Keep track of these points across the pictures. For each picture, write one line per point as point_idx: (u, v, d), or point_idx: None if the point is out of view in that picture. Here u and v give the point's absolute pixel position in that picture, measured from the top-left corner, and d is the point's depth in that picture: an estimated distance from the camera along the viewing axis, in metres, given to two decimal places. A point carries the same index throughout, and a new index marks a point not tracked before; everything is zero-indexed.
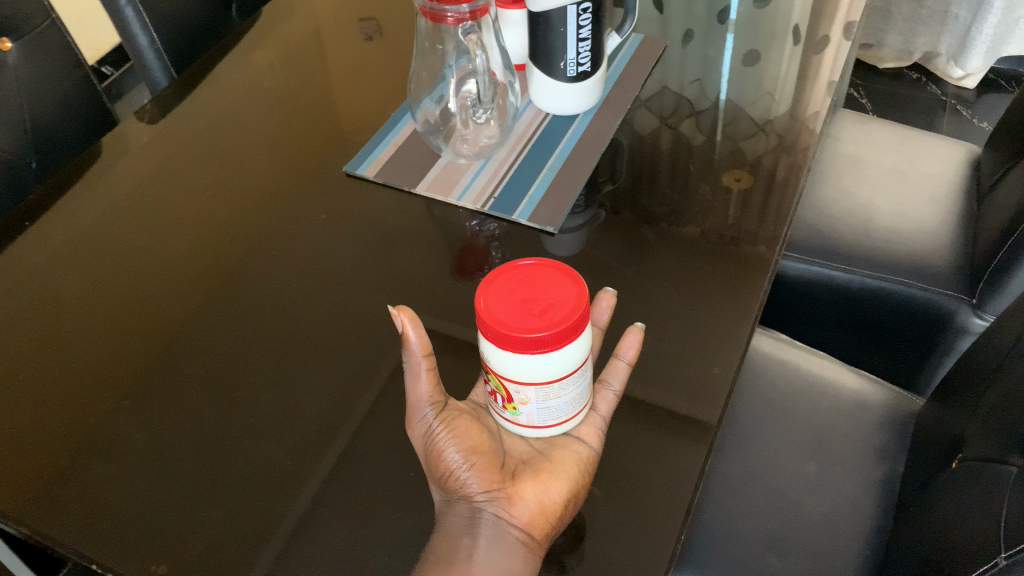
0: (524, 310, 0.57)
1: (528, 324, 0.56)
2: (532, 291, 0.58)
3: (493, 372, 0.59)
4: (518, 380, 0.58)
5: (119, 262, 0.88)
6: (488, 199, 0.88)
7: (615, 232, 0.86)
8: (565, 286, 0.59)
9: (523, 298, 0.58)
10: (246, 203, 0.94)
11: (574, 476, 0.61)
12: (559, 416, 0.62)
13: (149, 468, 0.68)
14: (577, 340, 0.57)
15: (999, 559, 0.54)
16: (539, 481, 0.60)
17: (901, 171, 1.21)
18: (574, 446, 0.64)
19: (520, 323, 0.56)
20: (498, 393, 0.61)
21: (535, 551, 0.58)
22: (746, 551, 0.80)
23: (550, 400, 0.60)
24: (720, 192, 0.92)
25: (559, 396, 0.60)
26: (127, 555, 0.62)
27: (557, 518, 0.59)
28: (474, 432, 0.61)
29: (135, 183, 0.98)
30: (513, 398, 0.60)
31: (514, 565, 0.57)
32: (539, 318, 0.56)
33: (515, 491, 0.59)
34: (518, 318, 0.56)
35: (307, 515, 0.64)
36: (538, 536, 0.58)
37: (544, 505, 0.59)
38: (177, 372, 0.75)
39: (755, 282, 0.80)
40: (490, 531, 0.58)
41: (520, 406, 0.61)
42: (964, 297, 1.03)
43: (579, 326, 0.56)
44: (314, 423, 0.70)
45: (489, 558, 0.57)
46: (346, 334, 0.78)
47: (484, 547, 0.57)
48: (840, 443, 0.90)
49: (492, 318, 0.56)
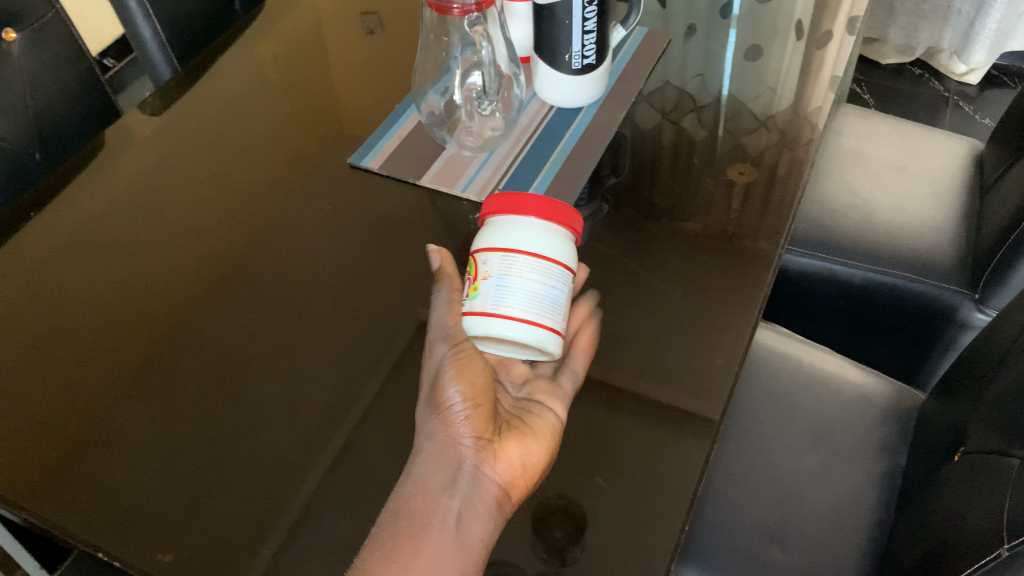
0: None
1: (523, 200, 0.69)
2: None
3: (475, 251, 0.68)
4: (493, 245, 0.66)
5: (122, 255, 0.88)
6: (492, 191, 0.88)
7: (616, 227, 0.87)
8: None
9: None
10: (249, 195, 0.94)
11: (551, 441, 0.65)
12: (513, 305, 0.64)
13: (153, 459, 0.68)
14: (558, 227, 0.67)
15: (1001, 550, 0.55)
16: (523, 442, 0.63)
17: (903, 166, 1.21)
18: (547, 413, 0.67)
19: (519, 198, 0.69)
20: (470, 281, 0.67)
21: (506, 508, 0.60)
22: (748, 543, 0.81)
23: (511, 277, 0.64)
24: (723, 186, 0.92)
25: (520, 277, 0.64)
26: (134, 543, 0.62)
27: (532, 482, 0.62)
28: (479, 375, 0.64)
29: (139, 175, 0.98)
30: (479, 275, 0.66)
31: (488, 521, 0.59)
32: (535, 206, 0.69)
33: (501, 446, 0.62)
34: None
35: (312, 505, 0.64)
36: (513, 496, 0.61)
37: (525, 466, 0.62)
38: (183, 362, 0.76)
39: (760, 277, 0.80)
40: (469, 487, 0.59)
41: (481, 285, 0.66)
42: (966, 292, 1.03)
43: (568, 217, 0.68)
44: (317, 415, 0.70)
45: (465, 512, 0.58)
46: (349, 327, 0.78)
47: (462, 502, 0.59)
48: (841, 436, 0.90)
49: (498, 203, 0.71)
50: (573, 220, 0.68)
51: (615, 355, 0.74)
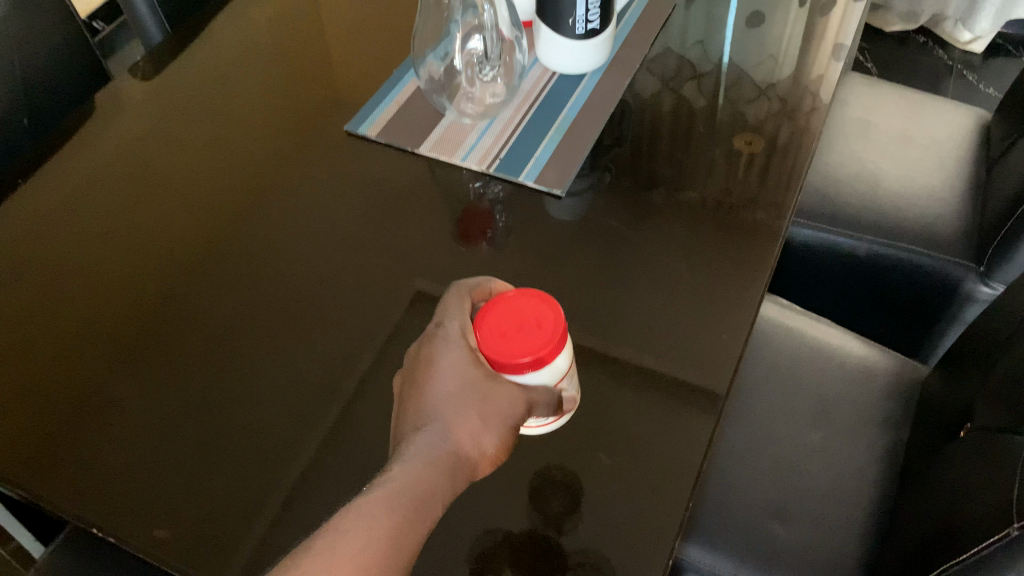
0: (516, 331, 0.56)
1: (540, 342, 0.56)
2: (504, 313, 0.57)
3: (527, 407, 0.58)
4: (557, 382, 0.59)
5: (116, 224, 0.86)
6: (494, 160, 0.86)
7: (618, 198, 0.85)
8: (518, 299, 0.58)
9: (500, 331, 0.56)
10: (243, 163, 0.92)
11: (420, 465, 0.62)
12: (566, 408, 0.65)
13: (146, 433, 0.67)
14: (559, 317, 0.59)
15: (1010, 529, 0.55)
16: None
17: (910, 137, 1.18)
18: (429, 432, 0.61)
19: (536, 344, 0.55)
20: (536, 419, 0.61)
21: None
22: (750, 518, 0.80)
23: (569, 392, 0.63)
24: (728, 156, 0.89)
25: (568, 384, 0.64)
26: (128, 520, 0.62)
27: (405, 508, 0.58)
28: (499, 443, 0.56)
29: (131, 143, 0.95)
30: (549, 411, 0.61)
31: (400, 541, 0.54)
32: (540, 331, 0.56)
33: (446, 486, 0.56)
34: (525, 343, 0.56)
35: (306, 482, 0.63)
36: None
37: None
38: (177, 334, 0.74)
39: (766, 250, 0.79)
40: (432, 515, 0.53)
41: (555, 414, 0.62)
42: (971, 265, 1.02)
43: (546, 306, 0.58)
44: (313, 389, 0.69)
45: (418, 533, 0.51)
46: (348, 299, 0.76)
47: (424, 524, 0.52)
48: (844, 409, 0.89)
49: (518, 360, 0.55)
50: (545, 303, 0.58)
51: (618, 329, 0.72)
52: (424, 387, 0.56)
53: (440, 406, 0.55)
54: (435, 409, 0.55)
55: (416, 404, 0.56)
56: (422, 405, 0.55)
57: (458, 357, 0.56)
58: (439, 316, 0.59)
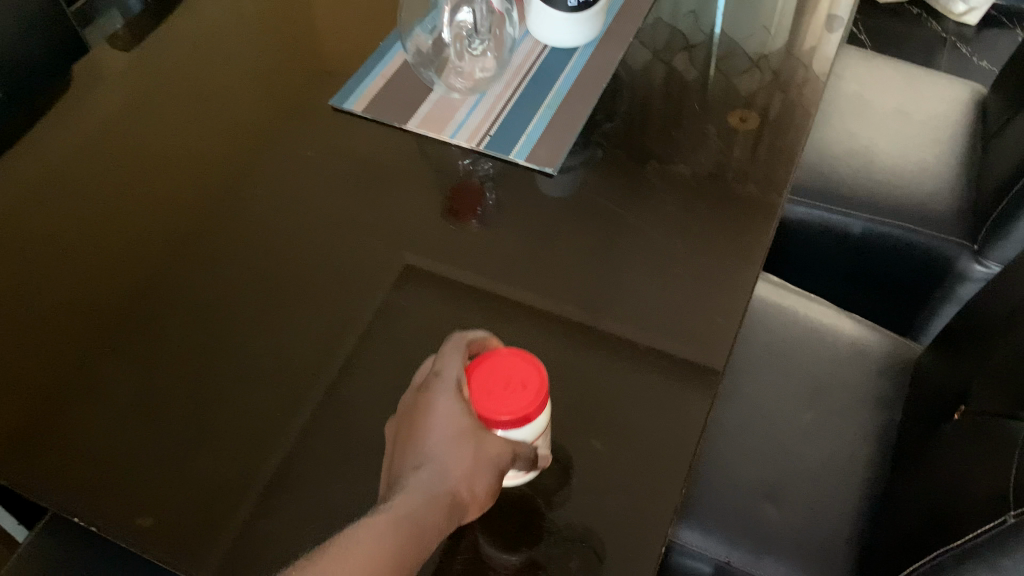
0: (501, 389, 0.53)
1: (521, 403, 0.52)
2: (491, 367, 0.54)
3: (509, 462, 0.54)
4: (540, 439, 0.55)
5: (96, 202, 0.83)
6: (484, 137, 0.84)
7: (611, 174, 0.83)
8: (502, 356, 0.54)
9: (481, 388, 0.53)
10: (225, 138, 0.90)
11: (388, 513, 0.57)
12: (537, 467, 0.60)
13: (129, 417, 0.65)
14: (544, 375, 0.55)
15: (1007, 516, 0.55)
16: None
17: (905, 113, 1.16)
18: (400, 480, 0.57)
19: (516, 406, 0.52)
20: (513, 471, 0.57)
21: None
22: (742, 500, 0.80)
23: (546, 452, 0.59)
24: (723, 131, 0.87)
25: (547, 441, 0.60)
26: (112, 507, 0.60)
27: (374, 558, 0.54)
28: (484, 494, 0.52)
29: (110, 118, 0.92)
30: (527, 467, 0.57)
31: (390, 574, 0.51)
32: (521, 393, 0.52)
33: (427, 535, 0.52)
34: (505, 403, 0.52)
35: (289, 467, 0.62)
36: None
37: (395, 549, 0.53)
38: (159, 314, 0.72)
39: (762, 228, 0.77)
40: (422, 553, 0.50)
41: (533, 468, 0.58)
42: (966, 243, 1.01)
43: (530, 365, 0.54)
44: (298, 371, 0.67)
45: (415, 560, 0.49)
46: (334, 280, 0.74)
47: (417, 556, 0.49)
48: (836, 389, 0.89)
49: (495, 420, 0.52)
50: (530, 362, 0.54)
51: (610, 309, 0.71)
52: (422, 425, 0.52)
53: (441, 445, 0.51)
54: (434, 448, 0.51)
55: (415, 441, 0.52)
56: (421, 442, 0.52)
57: (455, 404, 0.52)
58: (437, 362, 0.55)
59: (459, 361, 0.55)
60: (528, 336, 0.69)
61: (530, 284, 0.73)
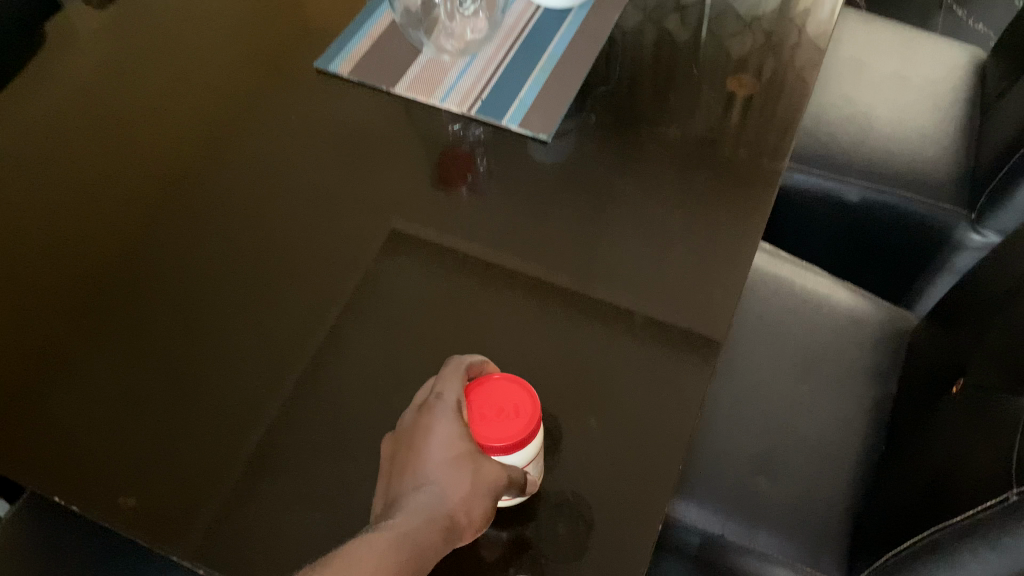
0: (493, 415, 0.50)
1: (515, 430, 0.49)
2: (485, 393, 0.51)
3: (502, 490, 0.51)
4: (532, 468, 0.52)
5: (74, 175, 0.81)
6: (475, 101, 0.81)
7: (605, 140, 0.80)
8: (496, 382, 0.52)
9: (475, 412, 0.50)
10: (205, 105, 0.87)
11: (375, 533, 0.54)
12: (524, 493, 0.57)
13: (112, 395, 0.64)
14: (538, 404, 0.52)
15: (1010, 494, 0.54)
16: None
17: (904, 78, 1.14)
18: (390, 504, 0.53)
19: (510, 432, 0.49)
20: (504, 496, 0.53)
21: None
22: (736, 474, 0.79)
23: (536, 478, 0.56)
24: (720, 96, 0.85)
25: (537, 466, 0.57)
26: (94, 487, 0.59)
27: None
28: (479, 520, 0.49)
29: (85, 86, 0.89)
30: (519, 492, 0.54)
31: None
32: (515, 419, 0.50)
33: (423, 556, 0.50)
34: (499, 429, 0.49)
35: (272, 446, 0.59)
36: None
37: None
38: (141, 287, 0.70)
39: (761, 197, 0.74)
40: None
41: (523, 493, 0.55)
42: (963, 212, 1.00)
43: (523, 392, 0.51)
44: (284, 348, 0.65)
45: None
46: (320, 251, 0.72)
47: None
48: (832, 360, 0.88)
49: (487, 446, 0.49)
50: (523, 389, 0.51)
51: (604, 281, 0.69)
52: (421, 447, 0.50)
53: (441, 467, 0.48)
54: (435, 469, 0.48)
55: (414, 463, 0.49)
56: (420, 463, 0.49)
57: (455, 427, 0.49)
58: (437, 384, 0.52)
59: (458, 384, 0.52)
60: (519, 311, 0.67)
61: (520, 257, 0.71)
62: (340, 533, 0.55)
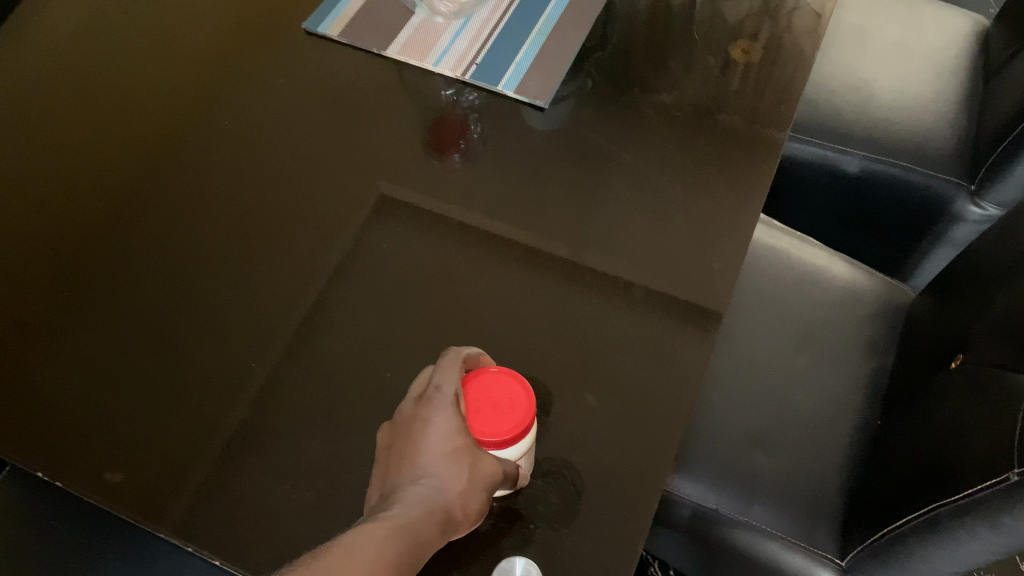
0: (490, 408, 0.49)
1: (511, 424, 0.49)
2: (481, 385, 0.50)
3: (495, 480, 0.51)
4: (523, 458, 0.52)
5: (58, 144, 0.80)
6: (470, 66, 0.79)
7: (602, 106, 0.78)
8: (493, 376, 0.51)
9: (471, 405, 0.49)
10: (190, 69, 0.84)
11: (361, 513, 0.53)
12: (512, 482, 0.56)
13: (100, 366, 0.62)
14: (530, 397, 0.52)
15: (1011, 474, 0.54)
16: None
17: (906, 46, 1.12)
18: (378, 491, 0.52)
19: (506, 427, 0.49)
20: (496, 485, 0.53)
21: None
22: (732, 448, 0.78)
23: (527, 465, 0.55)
24: (721, 62, 0.82)
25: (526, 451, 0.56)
26: (81, 462, 0.58)
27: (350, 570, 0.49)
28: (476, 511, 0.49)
29: (71, 56, 0.88)
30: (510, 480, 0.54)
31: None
32: (510, 414, 0.49)
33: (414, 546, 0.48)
34: (495, 423, 0.49)
35: (253, 422, 0.58)
36: None
37: None
38: (127, 258, 0.69)
39: (763, 168, 0.73)
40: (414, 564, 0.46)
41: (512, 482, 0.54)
42: (964, 183, 0.98)
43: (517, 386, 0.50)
44: (272, 320, 0.64)
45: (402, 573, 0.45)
46: (308, 221, 0.70)
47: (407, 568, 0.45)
48: (829, 333, 0.87)
49: (482, 440, 0.48)
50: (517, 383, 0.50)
51: (601, 251, 0.67)
52: (419, 438, 0.48)
53: (439, 459, 0.47)
54: (431, 462, 0.47)
55: (411, 453, 0.48)
56: (418, 455, 0.47)
57: (454, 421, 0.48)
58: (435, 374, 0.51)
59: (457, 376, 0.50)
60: (515, 283, 0.65)
61: (516, 227, 0.69)
62: (333, 509, 0.53)
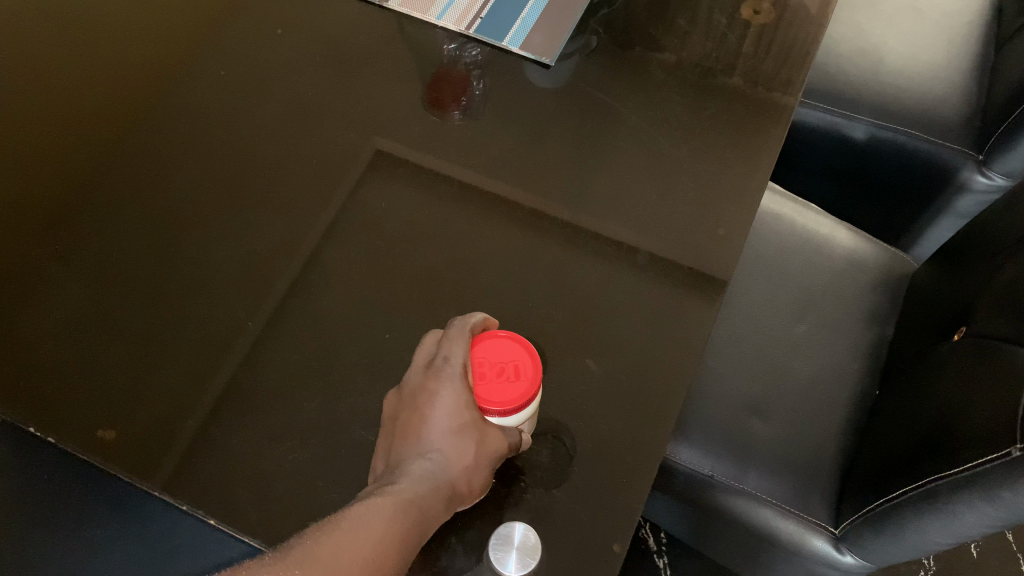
0: (496, 376, 0.48)
1: (516, 393, 0.48)
2: (488, 352, 0.49)
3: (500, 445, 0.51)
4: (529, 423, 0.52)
5: (51, 91, 0.78)
6: (474, 20, 0.76)
7: (608, 65, 0.76)
8: (500, 342, 0.49)
9: (476, 372, 0.48)
10: (185, 17, 0.82)
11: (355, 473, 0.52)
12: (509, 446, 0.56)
13: (90, 322, 0.61)
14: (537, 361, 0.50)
15: (1014, 449, 0.53)
16: None
17: (918, 10, 1.09)
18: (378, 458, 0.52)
19: (512, 396, 0.48)
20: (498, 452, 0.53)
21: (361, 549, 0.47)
22: (730, 415, 0.78)
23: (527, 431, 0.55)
24: (732, 22, 0.80)
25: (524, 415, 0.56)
26: (71, 418, 0.57)
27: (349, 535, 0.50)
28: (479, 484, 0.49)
29: (70, 1, 0.86)
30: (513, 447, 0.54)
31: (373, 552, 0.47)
32: (515, 382, 0.48)
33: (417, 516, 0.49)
34: (500, 392, 0.48)
35: (246, 380, 0.57)
36: None
37: None
38: (117, 211, 0.67)
39: (772, 132, 0.71)
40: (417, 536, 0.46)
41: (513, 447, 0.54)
42: (971, 152, 0.97)
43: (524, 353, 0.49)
44: (264, 276, 0.63)
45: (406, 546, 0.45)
46: (305, 176, 0.69)
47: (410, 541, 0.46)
48: (830, 301, 0.86)
49: (488, 410, 0.48)
50: (524, 349, 0.49)
51: (603, 214, 0.66)
52: (425, 412, 0.48)
53: (444, 435, 0.47)
54: (437, 437, 0.47)
55: (417, 426, 0.48)
56: (424, 428, 0.47)
57: (461, 395, 0.47)
58: (442, 344, 0.49)
59: (464, 344, 0.49)
60: (517, 244, 0.64)
61: (518, 187, 0.67)
62: (326, 469, 0.53)
